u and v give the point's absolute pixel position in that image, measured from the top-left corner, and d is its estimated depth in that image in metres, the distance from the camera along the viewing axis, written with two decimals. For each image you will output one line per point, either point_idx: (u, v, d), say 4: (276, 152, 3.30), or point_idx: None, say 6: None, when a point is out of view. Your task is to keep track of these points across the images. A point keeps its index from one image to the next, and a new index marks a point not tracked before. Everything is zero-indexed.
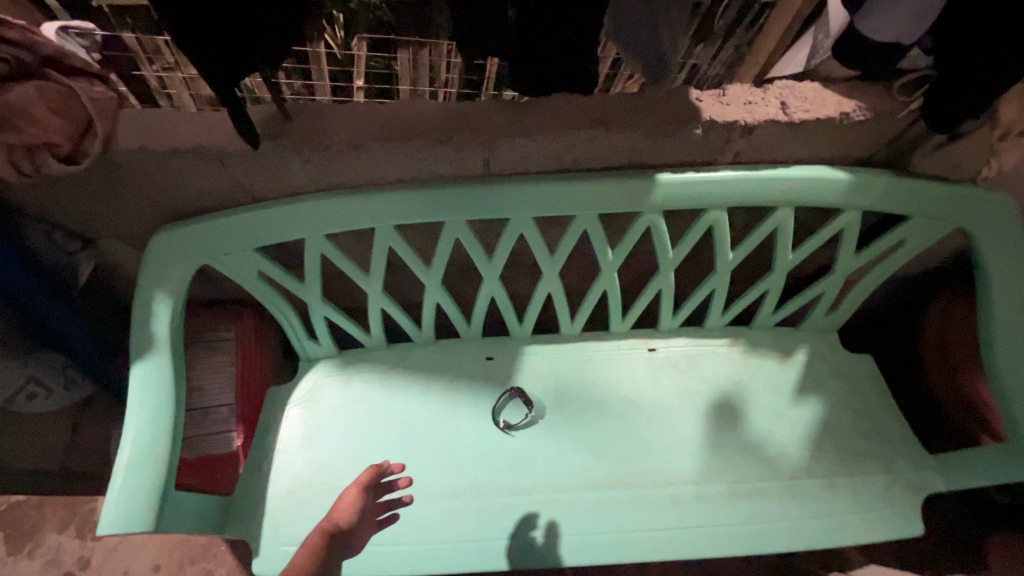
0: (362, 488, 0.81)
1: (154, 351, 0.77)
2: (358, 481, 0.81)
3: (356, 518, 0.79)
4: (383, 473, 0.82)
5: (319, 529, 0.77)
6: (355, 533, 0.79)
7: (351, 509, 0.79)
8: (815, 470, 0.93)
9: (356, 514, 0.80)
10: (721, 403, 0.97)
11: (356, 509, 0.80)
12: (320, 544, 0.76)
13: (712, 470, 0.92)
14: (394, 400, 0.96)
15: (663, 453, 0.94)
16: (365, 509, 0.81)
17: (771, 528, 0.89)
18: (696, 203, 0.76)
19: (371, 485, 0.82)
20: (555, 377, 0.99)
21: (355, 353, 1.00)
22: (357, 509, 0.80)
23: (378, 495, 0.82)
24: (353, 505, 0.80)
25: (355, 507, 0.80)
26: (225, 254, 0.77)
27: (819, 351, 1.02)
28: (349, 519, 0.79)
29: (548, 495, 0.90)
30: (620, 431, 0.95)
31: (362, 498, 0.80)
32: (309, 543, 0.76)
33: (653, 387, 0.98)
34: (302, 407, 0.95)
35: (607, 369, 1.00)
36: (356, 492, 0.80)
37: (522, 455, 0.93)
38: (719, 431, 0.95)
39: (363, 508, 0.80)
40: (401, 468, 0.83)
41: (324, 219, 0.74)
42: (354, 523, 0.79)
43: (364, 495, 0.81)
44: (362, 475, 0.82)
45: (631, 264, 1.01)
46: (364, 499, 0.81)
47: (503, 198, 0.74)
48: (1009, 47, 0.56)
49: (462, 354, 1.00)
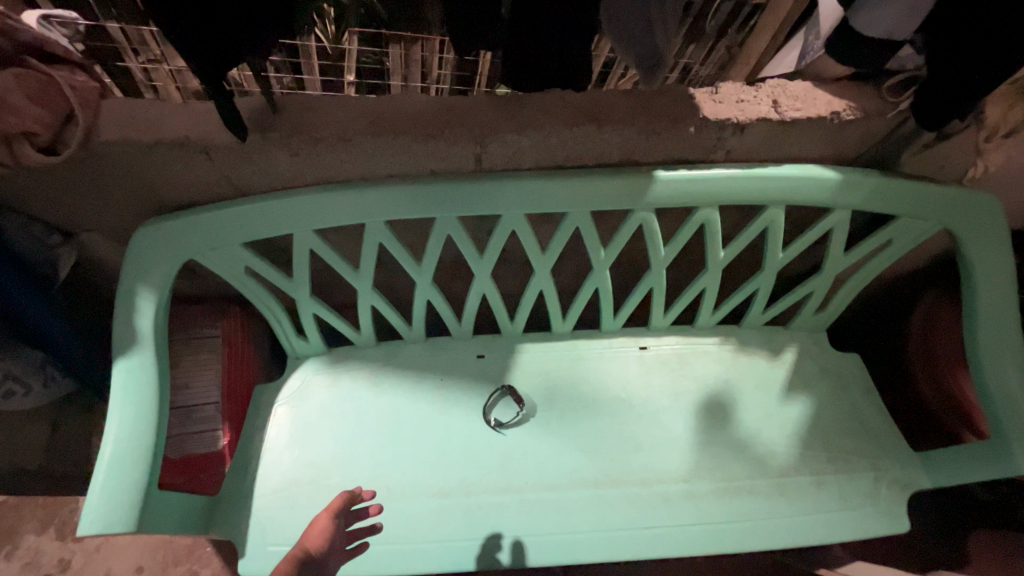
0: (333, 514, 0.79)
1: (138, 348, 0.75)
2: (328, 508, 0.80)
3: (326, 543, 0.77)
4: (355, 498, 0.81)
5: (291, 555, 0.74)
6: (324, 562, 0.76)
7: (323, 535, 0.77)
8: (804, 468, 0.93)
9: (328, 539, 0.77)
10: (711, 400, 0.98)
11: (327, 535, 0.77)
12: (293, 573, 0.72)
13: (701, 467, 0.93)
14: (384, 398, 0.95)
15: (653, 451, 0.94)
16: (335, 537, 0.78)
17: (761, 525, 0.89)
18: (689, 201, 0.76)
19: (342, 512, 0.80)
20: (546, 375, 0.99)
21: (344, 351, 0.99)
22: (329, 534, 0.77)
23: (349, 522, 0.81)
24: (324, 530, 0.77)
25: (326, 532, 0.77)
26: (212, 249, 0.76)
27: (807, 349, 1.03)
28: (320, 545, 0.76)
29: (537, 493, 0.90)
30: (610, 429, 0.95)
31: (333, 525, 0.78)
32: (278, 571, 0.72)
33: (643, 385, 0.99)
34: (290, 405, 0.94)
35: (599, 368, 1.00)
36: (328, 518, 0.78)
37: (513, 454, 0.93)
38: (709, 429, 0.96)
39: (335, 535, 0.78)
40: (373, 493, 0.83)
41: (315, 215, 0.73)
42: (324, 550, 0.76)
43: (336, 522, 0.79)
44: (332, 502, 0.81)
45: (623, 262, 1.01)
46: (335, 525, 0.78)
47: (495, 194, 0.73)
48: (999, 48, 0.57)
49: (453, 352, 0.99)
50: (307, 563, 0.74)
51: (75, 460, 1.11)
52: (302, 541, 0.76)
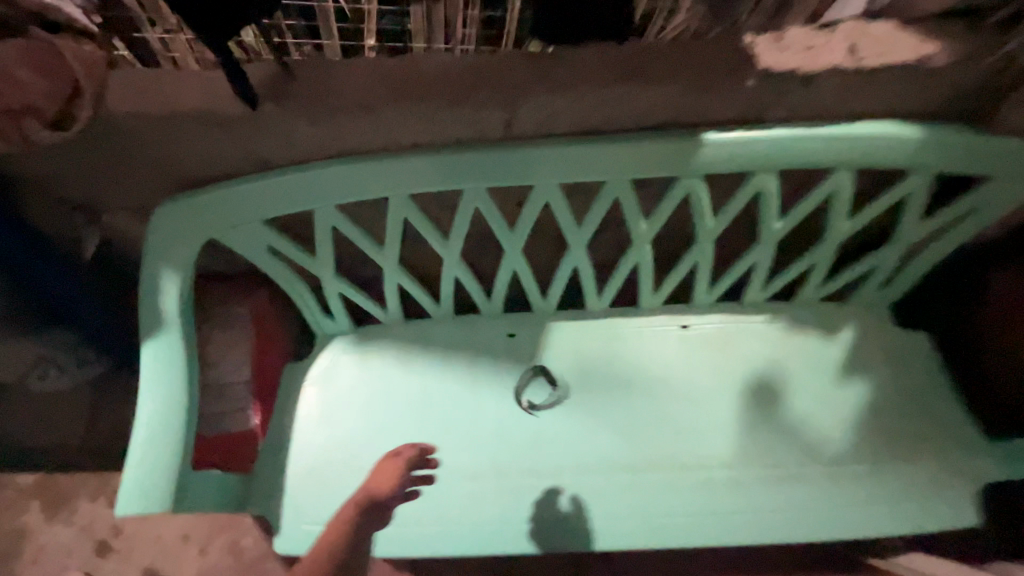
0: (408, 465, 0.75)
1: (165, 328, 0.73)
2: (393, 459, 0.75)
3: (392, 490, 0.72)
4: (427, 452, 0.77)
5: (354, 501, 0.72)
6: (389, 507, 0.73)
7: (388, 484, 0.72)
8: (861, 456, 0.87)
9: (394, 487, 0.72)
10: (758, 382, 0.92)
11: (392, 483, 0.73)
12: (357, 520, 0.71)
13: (747, 453, 0.87)
14: (413, 379, 0.93)
15: (695, 434, 0.89)
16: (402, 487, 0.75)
17: (811, 513, 0.84)
18: (745, 167, 0.68)
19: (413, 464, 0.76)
20: (581, 356, 0.94)
21: (372, 330, 0.96)
22: (395, 483, 0.73)
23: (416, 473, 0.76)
24: (389, 479, 0.73)
25: (391, 481, 0.73)
26: (233, 227, 0.72)
27: (868, 328, 0.94)
28: (386, 491, 0.72)
29: (572, 476, 0.87)
30: (649, 413, 0.90)
31: (399, 476, 0.74)
32: (342, 516, 0.72)
33: (684, 365, 0.93)
34: (319, 385, 0.92)
35: (636, 349, 0.94)
36: (394, 468, 0.74)
37: (546, 436, 0.89)
38: (755, 412, 0.90)
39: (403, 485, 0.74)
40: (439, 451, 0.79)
41: (336, 189, 0.69)
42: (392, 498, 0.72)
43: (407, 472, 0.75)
44: (395, 455, 0.76)
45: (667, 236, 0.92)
46: (400, 475, 0.74)
47: (527, 163, 0.67)
48: None
49: (481, 331, 0.95)
50: (371, 511, 0.72)
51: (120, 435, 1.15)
52: (365, 488, 0.73)
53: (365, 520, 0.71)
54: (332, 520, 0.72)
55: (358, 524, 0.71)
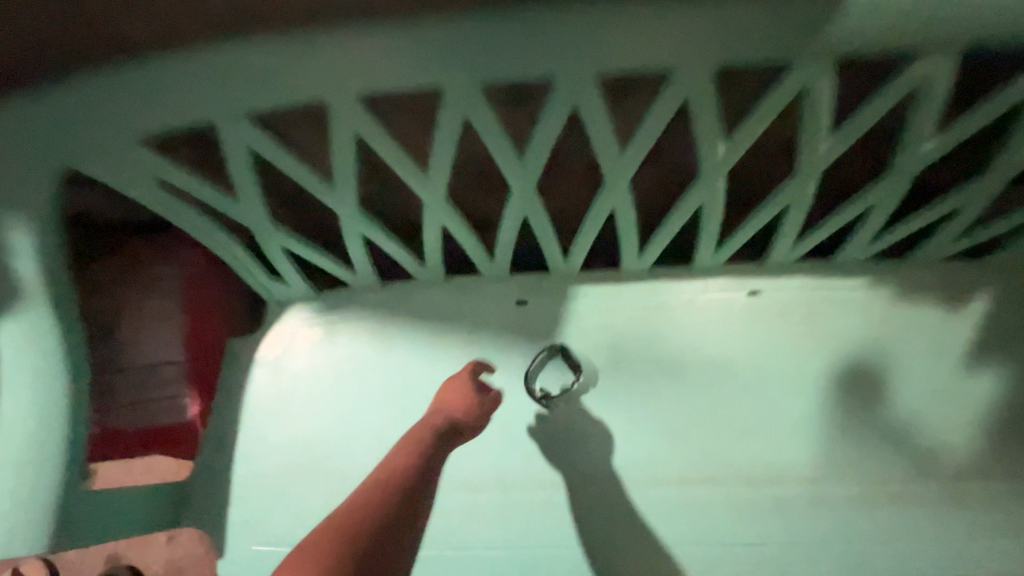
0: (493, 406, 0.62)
1: (22, 307, 0.51)
2: (456, 380, 0.62)
3: (473, 411, 0.58)
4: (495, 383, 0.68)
5: (430, 425, 0.55)
6: (463, 437, 0.57)
7: (466, 403, 0.58)
8: (990, 471, 0.64)
9: (475, 407, 0.59)
10: (849, 369, 0.69)
11: (472, 402, 0.59)
12: (438, 440, 0.53)
13: (830, 462, 0.66)
14: (394, 359, 0.73)
15: (759, 437, 0.68)
16: None
17: (919, 548, 0.62)
18: (914, 41, 0.40)
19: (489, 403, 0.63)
20: (611, 332, 0.72)
21: (340, 295, 0.74)
22: (476, 401, 0.59)
23: None
24: (466, 398, 0.59)
25: (469, 398, 0.59)
26: (98, 151, 0.48)
27: (1012, 298, 0.68)
28: (466, 412, 0.58)
29: (597, 488, 0.67)
30: (699, 407, 0.69)
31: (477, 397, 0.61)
32: (405, 455, 0.51)
33: (748, 345, 0.71)
34: (277, 364, 0.73)
35: (683, 323, 0.72)
36: (465, 386, 0.61)
37: (563, 435, 0.69)
38: (843, 409, 0.68)
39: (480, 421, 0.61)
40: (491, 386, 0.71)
41: (245, 85, 0.44)
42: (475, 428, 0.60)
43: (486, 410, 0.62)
44: (456, 376, 0.63)
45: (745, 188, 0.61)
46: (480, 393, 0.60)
47: (541, 39, 0.41)
48: None
49: (483, 297, 0.73)
50: (451, 436, 0.55)
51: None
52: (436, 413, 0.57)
53: (445, 449, 0.54)
54: (380, 464, 0.50)
55: (440, 446, 0.53)
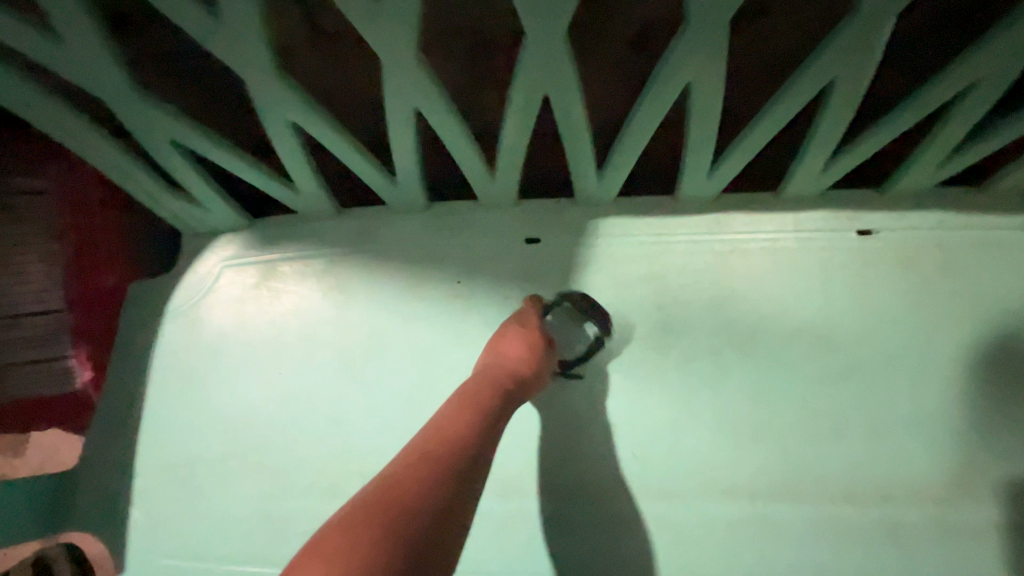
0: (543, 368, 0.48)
1: None
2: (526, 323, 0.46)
3: (540, 368, 0.43)
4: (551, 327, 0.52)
5: (487, 381, 0.40)
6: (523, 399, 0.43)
7: (535, 359, 0.43)
8: None
9: (542, 366, 0.44)
10: (995, 347, 0.48)
11: (538, 353, 0.44)
12: (501, 402, 0.39)
13: (957, 477, 0.47)
14: (355, 316, 0.53)
15: (860, 436, 0.48)
16: None
17: None
18: None
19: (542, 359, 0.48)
20: (656, 285, 0.51)
21: (283, 226, 0.53)
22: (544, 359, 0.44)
23: None
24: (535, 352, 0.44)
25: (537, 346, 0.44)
26: None
27: None
28: (532, 369, 0.43)
29: (627, 498, 0.49)
30: (777, 392, 0.49)
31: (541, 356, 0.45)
32: (460, 418, 0.36)
33: (851, 309, 0.50)
34: (198, 314, 0.54)
35: (760, 272, 0.51)
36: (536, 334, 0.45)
37: (583, 426, 0.50)
38: (981, 402, 0.48)
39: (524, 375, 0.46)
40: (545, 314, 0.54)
41: None
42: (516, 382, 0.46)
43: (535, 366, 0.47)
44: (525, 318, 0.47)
45: (909, 59, 0.38)
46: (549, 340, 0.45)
47: None
48: None
49: (481, 232, 0.52)
50: (514, 399, 0.41)
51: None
52: (493, 363, 0.42)
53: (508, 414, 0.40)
54: (426, 426, 0.36)
55: (502, 411, 0.39)
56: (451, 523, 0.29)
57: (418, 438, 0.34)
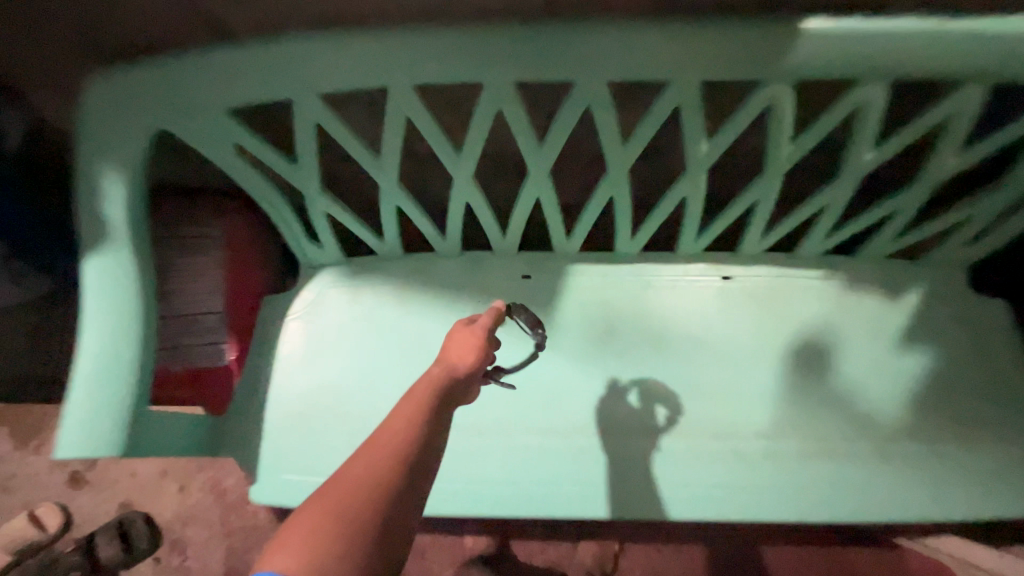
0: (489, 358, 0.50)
1: (111, 240, 0.60)
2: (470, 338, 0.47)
3: (480, 366, 0.46)
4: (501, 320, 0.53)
5: (430, 385, 0.43)
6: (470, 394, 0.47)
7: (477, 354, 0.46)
8: (915, 436, 0.76)
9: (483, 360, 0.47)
10: (807, 346, 0.80)
11: (479, 352, 0.47)
12: (441, 404, 0.42)
13: (786, 425, 0.77)
14: (411, 320, 0.81)
15: (728, 400, 0.78)
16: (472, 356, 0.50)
17: (853, 498, 0.73)
18: (846, 71, 0.51)
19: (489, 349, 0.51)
20: (605, 306, 0.81)
21: (367, 262, 0.82)
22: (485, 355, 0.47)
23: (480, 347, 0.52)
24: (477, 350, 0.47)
25: (476, 343, 0.47)
26: (188, 116, 0.57)
27: (937, 293, 0.80)
28: (473, 365, 0.46)
29: (585, 438, 0.76)
30: (678, 373, 0.79)
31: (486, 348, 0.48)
32: (399, 426, 0.39)
33: (723, 322, 0.81)
34: (305, 319, 0.80)
35: (668, 298, 0.82)
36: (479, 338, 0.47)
37: (558, 393, 0.78)
38: (799, 379, 0.79)
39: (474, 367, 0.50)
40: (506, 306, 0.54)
41: (312, 73, 0.53)
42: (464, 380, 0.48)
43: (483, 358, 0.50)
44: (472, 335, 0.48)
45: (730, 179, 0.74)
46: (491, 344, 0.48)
47: (570, 48, 0.51)
48: None
49: (495, 270, 0.82)
50: (455, 393, 0.44)
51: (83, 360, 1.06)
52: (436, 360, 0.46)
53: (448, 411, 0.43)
54: (370, 437, 0.38)
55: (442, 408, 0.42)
56: (394, 515, 0.35)
57: (362, 449, 0.38)
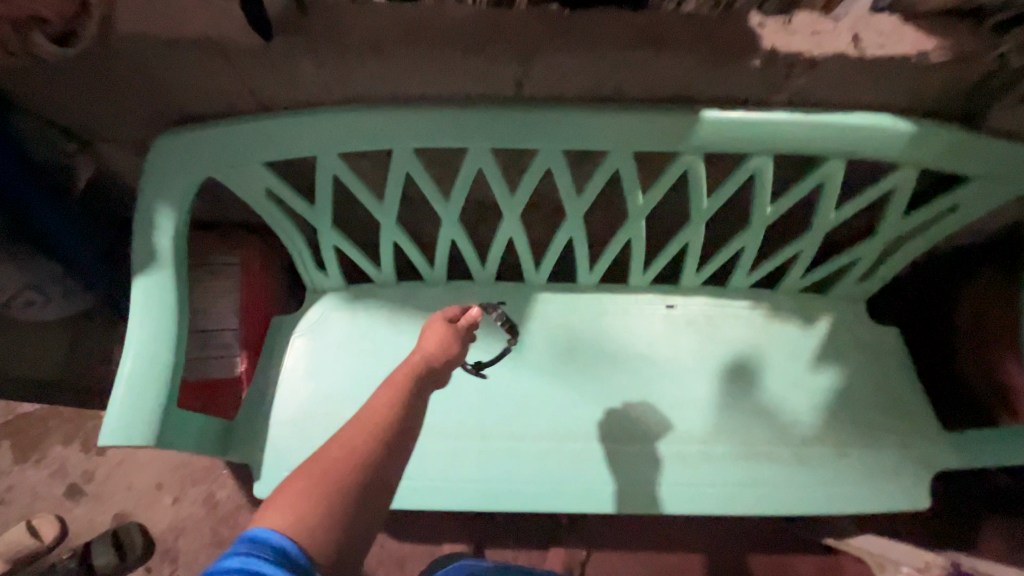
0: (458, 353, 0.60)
1: (157, 265, 0.73)
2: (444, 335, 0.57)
3: (452, 356, 0.56)
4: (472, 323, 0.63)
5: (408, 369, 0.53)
6: (443, 379, 0.56)
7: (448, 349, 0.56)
8: (828, 441, 0.90)
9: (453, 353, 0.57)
10: (740, 366, 0.93)
11: (450, 347, 0.57)
12: (416, 388, 0.52)
13: (722, 431, 0.89)
14: (401, 339, 0.91)
15: (673, 411, 0.90)
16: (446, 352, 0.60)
17: (774, 494, 0.87)
18: (739, 148, 0.69)
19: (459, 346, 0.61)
20: (569, 329, 0.94)
21: (363, 289, 0.94)
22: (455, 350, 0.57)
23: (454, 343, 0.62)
24: (448, 345, 0.57)
25: (447, 341, 0.57)
26: (231, 167, 0.71)
27: (844, 321, 0.96)
28: (444, 359, 0.56)
29: (552, 442, 0.88)
30: (631, 387, 0.91)
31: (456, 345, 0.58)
32: (384, 401, 0.50)
33: (669, 344, 0.94)
34: (306, 337, 0.90)
35: (621, 322, 0.95)
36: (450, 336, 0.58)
37: (528, 403, 0.90)
38: (733, 393, 0.92)
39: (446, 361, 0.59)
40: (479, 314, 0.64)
41: (336, 137, 0.68)
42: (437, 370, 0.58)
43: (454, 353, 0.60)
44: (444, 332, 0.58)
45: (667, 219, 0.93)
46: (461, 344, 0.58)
47: (535, 125, 0.67)
48: None
49: (474, 296, 0.95)
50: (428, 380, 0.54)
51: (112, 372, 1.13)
52: (415, 353, 0.55)
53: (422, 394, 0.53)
54: (357, 417, 0.49)
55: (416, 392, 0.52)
56: (372, 482, 0.45)
57: (351, 425, 0.48)
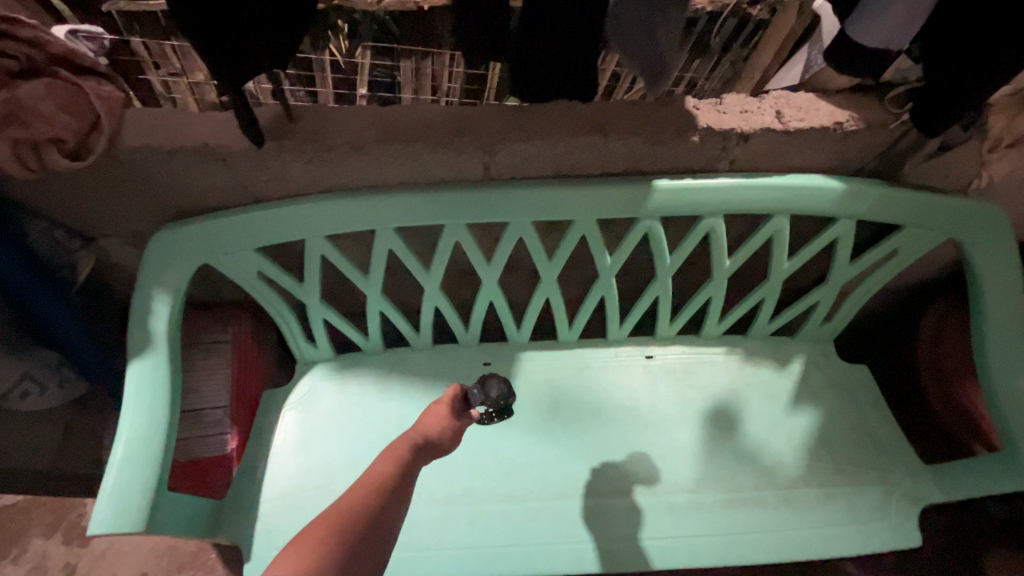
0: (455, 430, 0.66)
1: (151, 349, 0.76)
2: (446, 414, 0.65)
3: (446, 437, 0.63)
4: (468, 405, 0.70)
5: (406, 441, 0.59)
6: (436, 452, 0.62)
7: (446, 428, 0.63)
8: (813, 480, 0.91)
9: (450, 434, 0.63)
10: (719, 412, 0.96)
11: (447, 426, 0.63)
12: (412, 460, 0.58)
13: (709, 478, 0.91)
14: (389, 405, 0.93)
15: (660, 461, 0.92)
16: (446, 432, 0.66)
17: (767, 538, 0.87)
18: (691, 210, 0.76)
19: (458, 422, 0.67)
20: (553, 385, 0.97)
21: (351, 358, 0.97)
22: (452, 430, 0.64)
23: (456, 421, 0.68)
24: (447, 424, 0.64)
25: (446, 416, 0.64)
26: (225, 254, 0.77)
27: (816, 361, 1.01)
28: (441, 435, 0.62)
29: (543, 501, 0.88)
30: (617, 439, 0.93)
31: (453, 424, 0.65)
32: (383, 468, 0.55)
33: (649, 394, 0.97)
34: (294, 410, 0.92)
35: (603, 376, 0.98)
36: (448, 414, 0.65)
37: (518, 462, 0.91)
38: (716, 439, 0.94)
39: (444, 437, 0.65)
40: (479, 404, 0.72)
41: (322, 221, 0.74)
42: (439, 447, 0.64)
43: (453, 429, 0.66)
44: (444, 409, 0.65)
45: (637, 275, 1.00)
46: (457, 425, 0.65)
47: (504, 202, 0.73)
48: (983, 71, 0.57)
49: (459, 359, 0.98)
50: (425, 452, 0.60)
51: (104, 458, 1.12)
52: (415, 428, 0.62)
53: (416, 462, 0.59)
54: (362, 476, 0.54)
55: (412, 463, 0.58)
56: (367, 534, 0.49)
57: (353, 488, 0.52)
